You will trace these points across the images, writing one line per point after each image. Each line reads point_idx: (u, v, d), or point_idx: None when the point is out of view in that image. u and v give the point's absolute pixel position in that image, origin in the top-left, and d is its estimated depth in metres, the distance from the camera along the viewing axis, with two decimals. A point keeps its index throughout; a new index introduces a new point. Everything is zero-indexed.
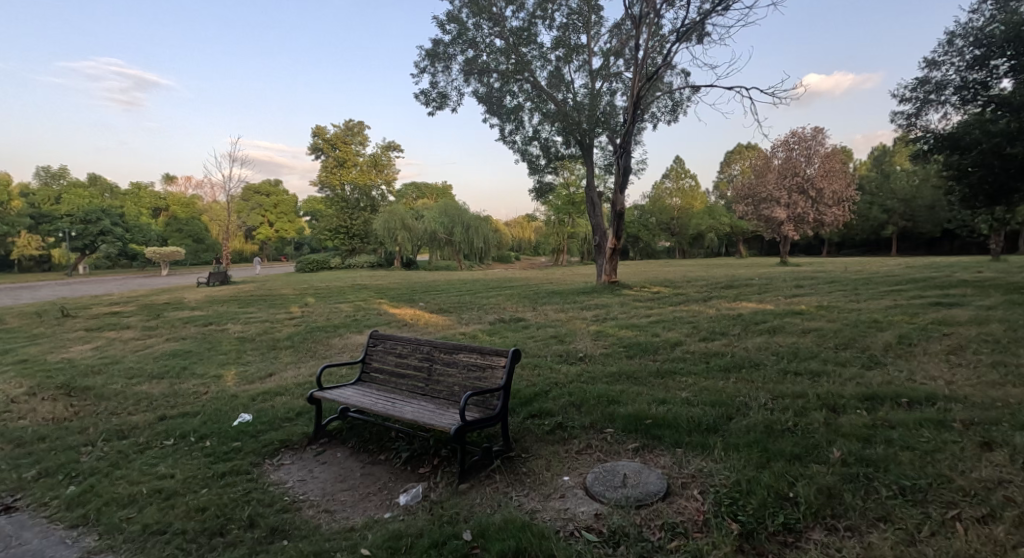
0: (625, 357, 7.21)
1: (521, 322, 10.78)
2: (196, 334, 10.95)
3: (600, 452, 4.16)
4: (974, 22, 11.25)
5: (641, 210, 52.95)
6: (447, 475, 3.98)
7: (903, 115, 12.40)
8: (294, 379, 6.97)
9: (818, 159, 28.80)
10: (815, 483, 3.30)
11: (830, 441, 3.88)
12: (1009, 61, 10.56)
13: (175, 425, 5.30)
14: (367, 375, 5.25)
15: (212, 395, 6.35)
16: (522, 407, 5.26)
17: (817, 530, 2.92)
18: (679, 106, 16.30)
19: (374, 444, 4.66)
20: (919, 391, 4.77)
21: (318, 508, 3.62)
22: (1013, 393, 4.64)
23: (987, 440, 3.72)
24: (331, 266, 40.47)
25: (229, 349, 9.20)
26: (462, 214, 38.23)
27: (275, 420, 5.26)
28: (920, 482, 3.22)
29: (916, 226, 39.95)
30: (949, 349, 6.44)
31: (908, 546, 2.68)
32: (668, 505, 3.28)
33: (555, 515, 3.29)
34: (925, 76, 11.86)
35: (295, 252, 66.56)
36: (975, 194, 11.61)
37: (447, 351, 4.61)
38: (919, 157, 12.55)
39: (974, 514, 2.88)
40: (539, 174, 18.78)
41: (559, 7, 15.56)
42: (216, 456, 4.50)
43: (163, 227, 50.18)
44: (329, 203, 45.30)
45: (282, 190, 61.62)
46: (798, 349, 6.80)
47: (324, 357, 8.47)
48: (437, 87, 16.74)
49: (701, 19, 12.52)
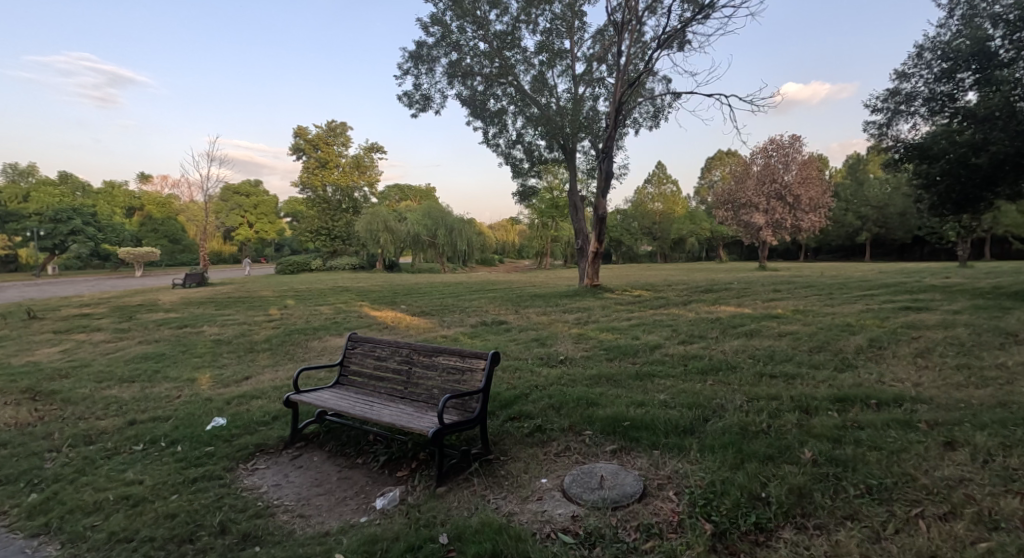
0: (605, 360, 7.26)
1: (503, 326, 10.76)
2: (170, 337, 10.70)
3: (578, 454, 4.18)
4: (941, 36, 11.66)
5: (624, 214, 53.36)
6: (424, 478, 3.96)
7: (874, 125, 12.78)
8: (270, 383, 6.87)
9: (795, 165, 29.45)
10: (786, 482, 3.37)
11: (802, 441, 3.97)
12: (974, 75, 10.94)
13: (146, 429, 5.18)
14: (345, 379, 5.20)
15: (185, 399, 6.22)
16: (502, 410, 5.27)
17: (787, 529, 2.98)
18: (661, 112, 16.56)
19: (351, 448, 4.61)
20: (888, 392, 4.92)
21: (293, 514, 3.57)
22: (976, 394, 4.81)
23: (950, 440, 3.84)
24: (312, 268, 39.88)
25: (204, 352, 9.04)
26: (445, 217, 38.21)
27: (250, 424, 5.19)
28: (885, 482, 3.31)
29: (889, 232, 41.07)
30: (918, 352, 6.63)
31: (873, 543, 2.76)
32: (644, 506, 3.31)
33: (532, 517, 3.30)
34: (895, 87, 12.24)
35: (275, 253, 65.51)
36: (943, 202, 11.95)
37: (426, 354, 4.59)
38: (890, 166, 12.92)
39: (936, 512, 2.97)
40: (523, 178, 18.85)
41: (542, 12, 15.64)
42: (188, 462, 4.40)
43: (138, 227, 49.03)
44: (311, 204, 44.70)
45: (262, 190, 60.55)
46: (773, 352, 6.93)
47: (302, 360, 8.36)
48: (421, 88, 16.72)
49: (681, 27, 12.74)
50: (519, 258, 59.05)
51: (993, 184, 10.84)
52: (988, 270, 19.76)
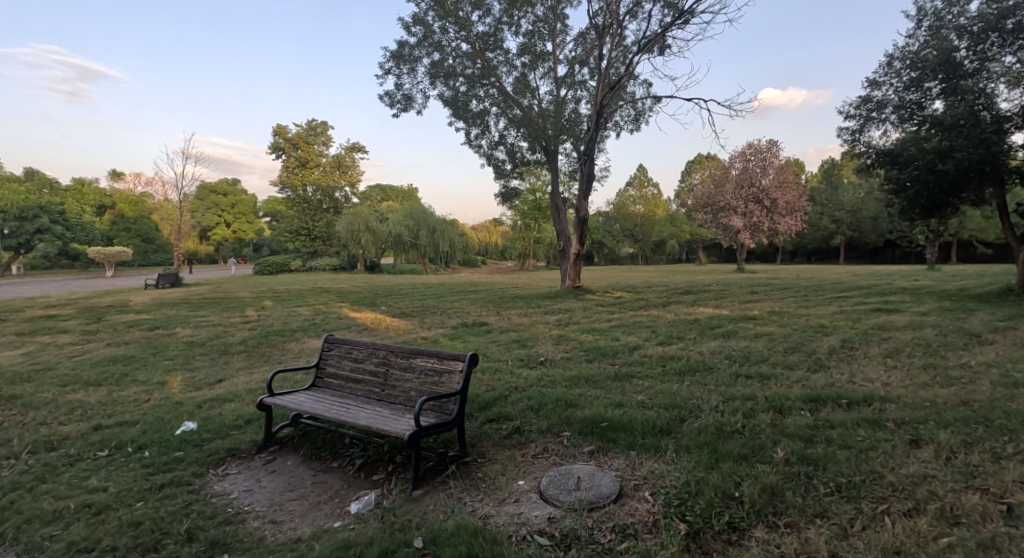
0: (585, 361, 7.30)
1: (484, 327, 10.78)
2: (141, 339, 10.44)
3: (556, 456, 4.18)
4: (910, 46, 12.01)
5: (605, 217, 53.82)
6: (401, 481, 3.92)
7: (848, 131, 13.11)
8: (244, 386, 6.74)
9: (772, 169, 30.06)
10: (758, 482, 3.41)
11: (776, 441, 4.03)
12: (941, 85, 11.30)
13: (111, 435, 5.03)
14: (321, 381, 5.11)
15: (153, 403, 6.05)
16: (481, 412, 5.25)
17: (759, 528, 3.02)
18: (642, 116, 16.75)
19: (327, 452, 4.55)
20: (858, 392, 5.02)
21: (264, 520, 3.50)
22: (941, 393, 4.94)
23: (916, 438, 3.94)
24: (291, 269, 39.28)
25: (176, 354, 8.80)
26: (427, 217, 38.01)
27: (222, 428, 5.07)
28: (854, 479, 3.38)
29: (862, 236, 42.09)
30: (887, 353, 6.81)
31: (842, 540, 2.82)
32: (620, 506, 3.33)
33: (509, 519, 3.29)
34: (867, 94, 12.55)
35: (253, 253, 64.33)
36: (912, 207, 12.27)
37: (404, 356, 4.55)
38: (862, 172, 13.25)
39: (902, 508, 3.05)
40: (505, 178, 18.83)
41: (524, 14, 15.69)
42: (155, 468, 4.28)
43: (109, 226, 47.71)
44: (291, 204, 44.15)
45: (240, 189, 59.38)
46: (749, 353, 7.04)
47: (279, 362, 8.23)
48: (403, 88, 16.64)
49: (662, 31, 12.90)
50: (502, 260, 58.92)
51: (959, 190, 11.18)
52: (955, 270, 22.87)
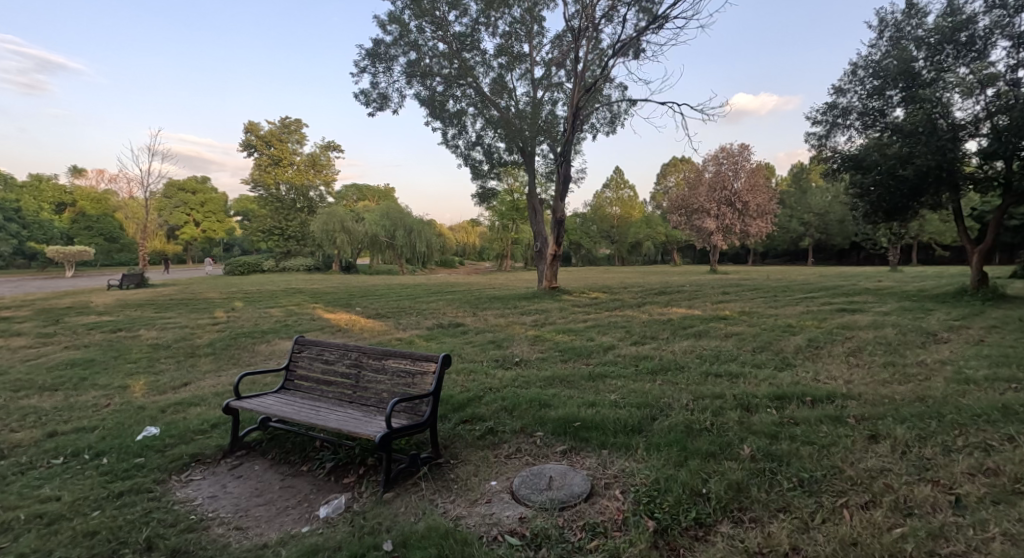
0: (560, 361, 7.35)
1: (461, 327, 10.78)
2: (103, 341, 10.12)
3: (528, 456, 4.19)
4: (873, 55, 12.43)
5: (582, 218, 54.35)
6: (371, 484, 3.88)
7: (815, 136, 13.50)
8: (211, 388, 6.59)
9: (744, 173, 30.72)
10: (725, 478, 3.49)
11: (742, 438, 4.12)
12: (902, 93, 11.73)
13: (67, 441, 4.85)
14: (291, 383, 5.01)
15: (114, 408, 5.85)
16: (455, 413, 5.22)
17: (724, 523, 3.09)
18: (617, 119, 16.96)
19: (296, 455, 4.47)
20: (821, 390, 5.17)
21: (229, 526, 3.42)
22: (899, 390, 5.12)
23: (874, 433, 4.08)
24: (264, 270, 38.59)
25: (139, 357, 8.50)
26: (404, 217, 37.75)
27: (186, 433, 4.92)
28: (816, 474, 3.49)
29: (828, 238, 43.38)
30: (850, 351, 7.05)
31: (802, 533, 2.91)
32: (590, 505, 3.36)
33: (480, 520, 3.27)
34: (833, 101, 12.94)
35: (223, 253, 62.65)
36: (875, 211, 12.70)
37: (376, 357, 4.50)
38: (829, 176, 13.63)
39: (859, 501, 3.16)
40: (482, 179, 18.80)
41: (502, 15, 15.72)
42: (113, 475, 4.14)
43: (69, 225, 46.15)
44: (263, 203, 43.35)
45: (209, 187, 58.17)
46: (719, 352, 7.20)
47: (248, 364, 8.07)
48: (378, 87, 16.49)
49: (636, 35, 13.07)
50: (479, 260, 58.71)
51: (919, 194, 11.63)
52: (917, 270, 25.30)
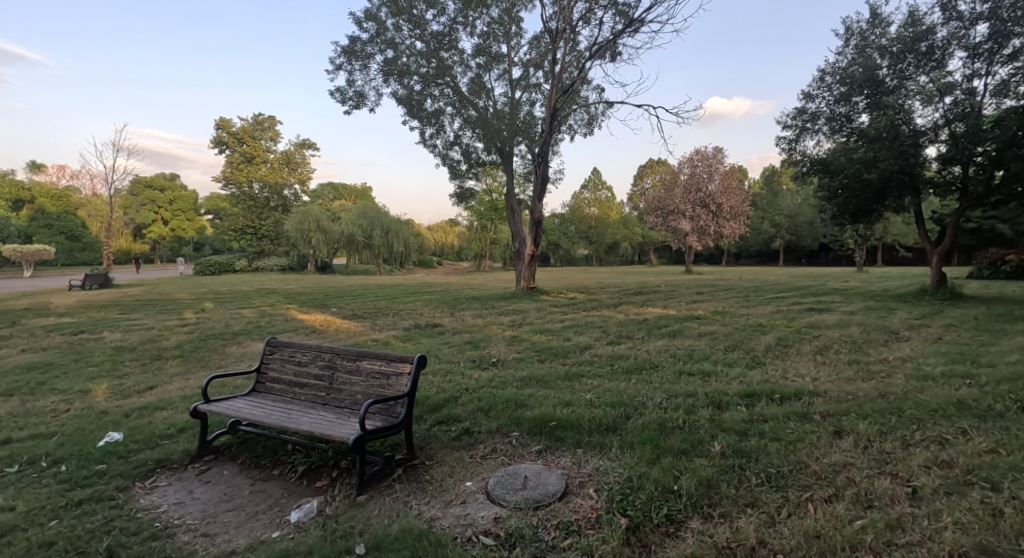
0: (537, 361, 7.38)
1: (438, 328, 10.72)
2: (64, 343, 9.77)
3: (504, 456, 4.20)
4: (839, 62, 12.81)
5: (561, 219, 54.62)
6: (345, 487, 3.84)
7: (785, 140, 13.83)
8: (179, 392, 6.43)
9: (717, 175, 31.34)
10: (696, 475, 3.56)
11: (713, 435, 4.21)
12: (867, 99, 12.11)
13: (24, 449, 4.67)
14: (262, 386, 4.93)
15: (74, 414, 5.65)
16: (431, 414, 5.20)
17: (694, 519, 3.15)
18: (595, 120, 17.11)
19: (267, 459, 4.39)
20: (789, 388, 5.31)
21: (196, 533, 3.34)
22: (863, 387, 5.30)
23: (838, 429, 4.21)
24: (236, 270, 37.75)
25: (102, 361, 8.22)
26: (381, 217, 37.37)
27: (151, 438, 4.79)
28: (783, 470, 3.58)
29: (799, 239, 44.48)
30: (817, 349, 7.25)
31: (768, 527, 2.98)
32: (565, 504, 3.38)
33: (454, 521, 3.27)
34: (802, 106, 13.28)
35: (193, 252, 61.04)
36: (842, 213, 13.09)
37: (350, 359, 4.46)
38: (798, 178, 13.98)
39: (823, 495, 3.25)
40: (460, 179, 18.73)
41: (480, 15, 15.70)
42: (73, 483, 4.00)
43: (28, 222, 44.38)
44: (235, 201, 42.40)
45: (179, 185, 56.69)
46: (692, 351, 7.34)
47: (219, 366, 7.89)
48: (354, 86, 16.31)
49: (613, 38, 13.22)
50: (458, 260, 58.60)
51: (883, 198, 12.04)
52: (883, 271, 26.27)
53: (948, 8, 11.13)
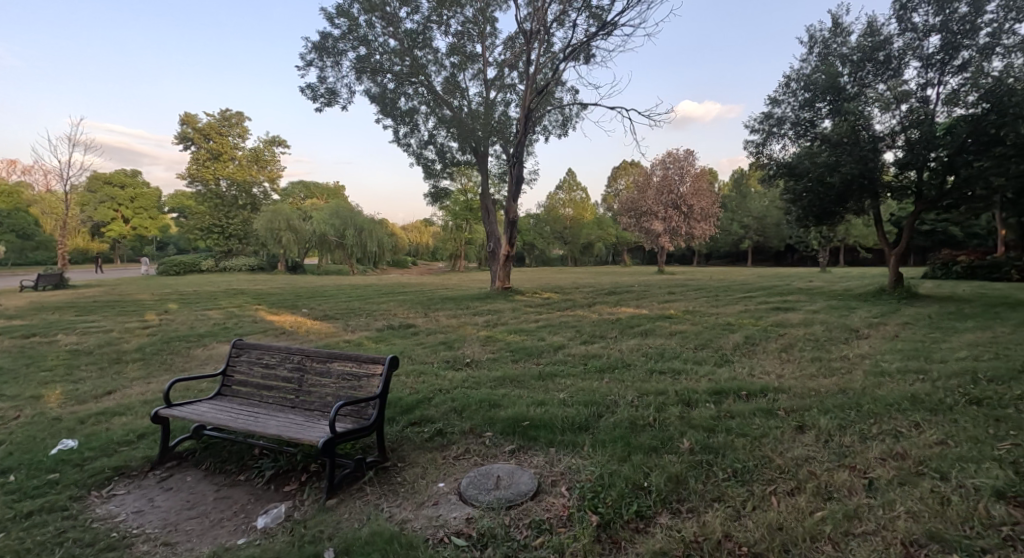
0: (511, 361, 7.39)
1: (412, 329, 10.62)
2: (15, 347, 9.33)
3: (477, 456, 4.20)
4: (804, 69, 13.21)
5: (535, 219, 54.77)
6: (314, 491, 3.78)
7: (753, 143, 14.19)
8: (140, 396, 6.22)
9: (688, 177, 31.90)
10: (665, 471, 3.63)
11: (682, 432, 4.29)
12: (829, 105, 12.51)
13: None
14: (228, 389, 4.81)
15: (25, 421, 5.40)
16: (403, 415, 5.16)
17: (664, 514, 3.21)
18: (569, 122, 17.22)
19: (233, 464, 4.29)
20: (756, 385, 5.46)
21: (156, 542, 3.24)
22: (825, 383, 5.48)
23: (801, 424, 4.35)
24: (202, 269, 36.72)
25: (56, 365, 7.88)
26: (354, 217, 36.83)
27: (109, 445, 4.62)
28: (748, 464, 3.67)
29: (766, 241, 45.66)
30: (782, 347, 7.46)
31: (734, 520, 3.06)
32: (536, 503, 3.39)
33: (426, 523, 3.26)
34: (768, 111, 13.65)
35: (156, 252, 59.11)
36: (806, 215, 13.50)
37: (320, 360, 4.39)
38: (765, 181, 14.36)
39: (786, 488, 3.35)
40: (435, 178, 18.62)
41: (453, 14, 15.62)
42: (22, 493, 3.83)
43: None
44: (202, 200, 41.23)
45: (141, 182, 54.80)
46: (663, 350, 7.46)
47: (182, 369, 7.65)
48: (326, 83, 16.04)
49: (586, 41, 13.35)
50: (432, 260, 58.23)
51: (845, 200, 12.47)
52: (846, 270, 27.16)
53: (904, 19, 11.61)
